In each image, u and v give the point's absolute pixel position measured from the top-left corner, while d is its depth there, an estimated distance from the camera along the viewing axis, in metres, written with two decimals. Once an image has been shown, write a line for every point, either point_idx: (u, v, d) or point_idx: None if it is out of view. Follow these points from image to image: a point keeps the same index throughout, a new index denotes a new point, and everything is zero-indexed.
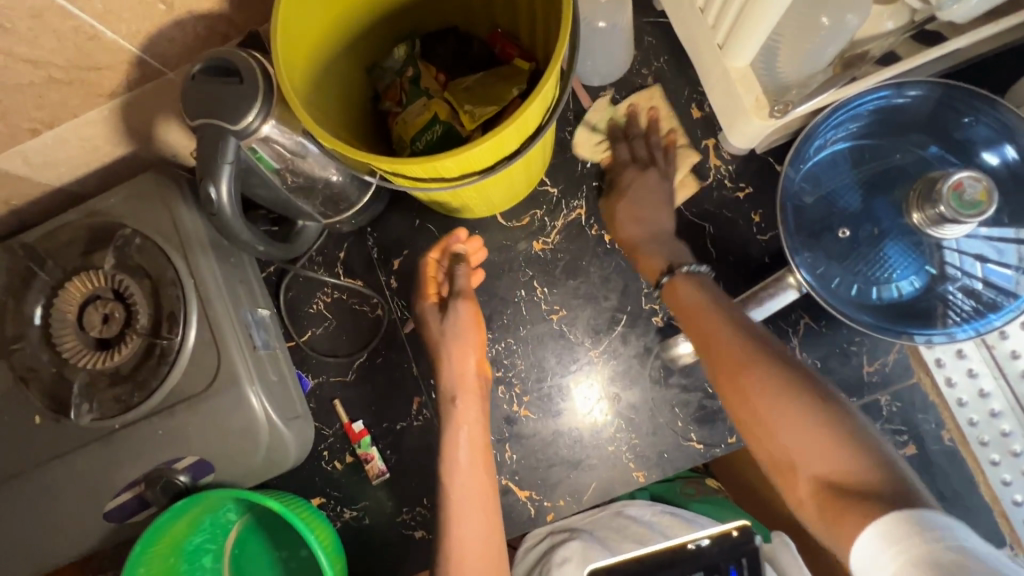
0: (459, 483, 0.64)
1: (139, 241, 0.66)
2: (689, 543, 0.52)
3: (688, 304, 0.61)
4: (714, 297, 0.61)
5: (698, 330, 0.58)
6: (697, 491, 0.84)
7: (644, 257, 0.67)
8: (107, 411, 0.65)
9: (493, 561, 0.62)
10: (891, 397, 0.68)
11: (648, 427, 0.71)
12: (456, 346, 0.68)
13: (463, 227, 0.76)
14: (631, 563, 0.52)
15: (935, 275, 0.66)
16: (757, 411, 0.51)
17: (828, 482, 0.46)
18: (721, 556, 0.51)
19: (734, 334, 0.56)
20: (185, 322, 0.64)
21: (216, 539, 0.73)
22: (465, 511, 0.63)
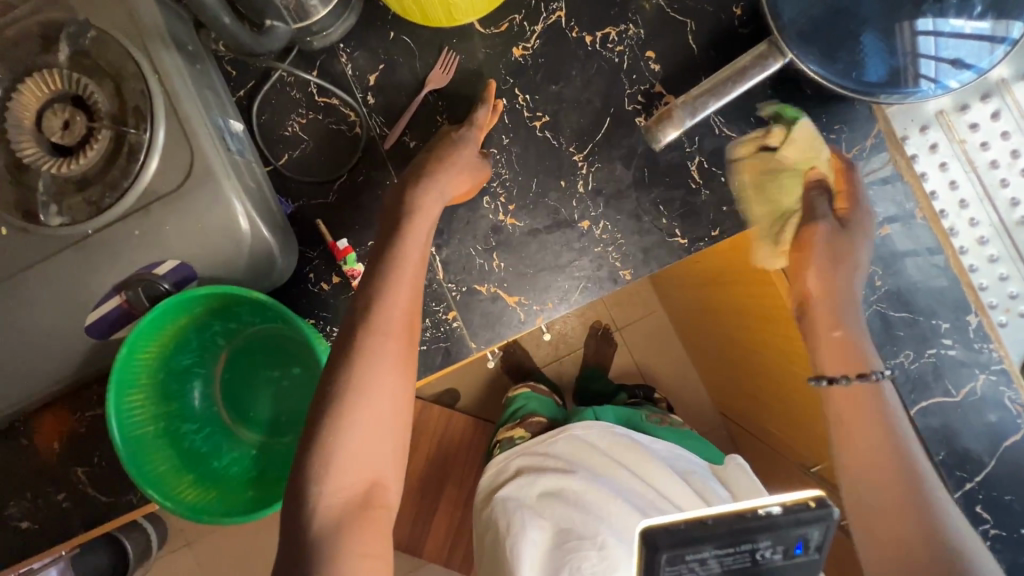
0: (390, 316, 0.59)
1: (93, 33, 0.62)
2: (759, 509, 0.45)
3: (847, 402, 0.61)
4: (884, 412, 0.59)
5: (852, 429, 0.59)
6: (661, 419, 1.00)
7: (841, 352, 0.64)
8: (78, 215, 0.62)
9: (411, 327, 0.60)
10: (868, 181, 0.70)
11: (633, 227, 0.71)
12: (438, 166, 0.66)
13: (439, 37, 0.73)
14: (698, 527, 0.44)
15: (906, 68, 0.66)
16: (894, 535, 0.52)
17: None
18: (795, 524, 0.44)
19: (885, 445, 0.57)
20: (152, 115, 0.61)
21: (205, 363, 0.73)
22: (384, 343, 0.58)
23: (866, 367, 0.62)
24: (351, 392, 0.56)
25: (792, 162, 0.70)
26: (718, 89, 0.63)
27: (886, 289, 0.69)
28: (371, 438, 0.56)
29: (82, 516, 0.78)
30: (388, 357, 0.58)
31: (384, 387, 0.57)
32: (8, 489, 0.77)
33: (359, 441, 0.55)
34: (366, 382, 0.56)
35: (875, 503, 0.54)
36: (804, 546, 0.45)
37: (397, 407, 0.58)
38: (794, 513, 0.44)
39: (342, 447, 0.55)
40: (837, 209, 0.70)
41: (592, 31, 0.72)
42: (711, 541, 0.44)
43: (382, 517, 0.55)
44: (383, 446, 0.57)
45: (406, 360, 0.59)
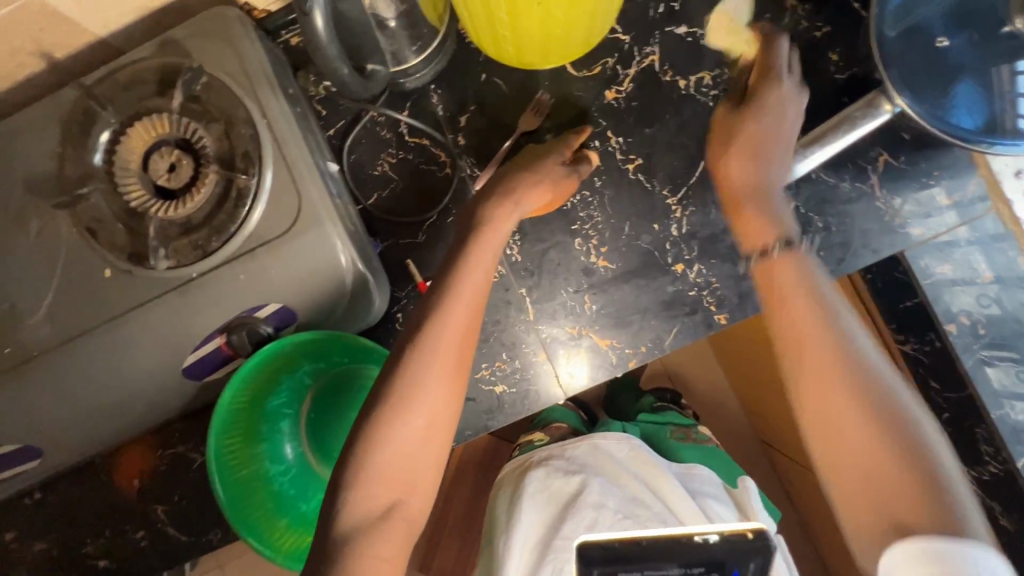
0: (453, 324, 0.55)
1: (204, 80, 0.62)
2: (697, 536, 0.52)
3: (782, 286, 0.53)
4: (838, 342, 0.49)
5: (810, 354, 0.49)
6: (687, 434, 0.91)
7: (778, 278, 0.54)
8: (184, 258, 0.63)
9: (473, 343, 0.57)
10: (970, 228, 0.69)
11: (728, 271, 0.71)
12: (517, 183, 0.63)
13: (532, 78, 0.74)
14: (629, 547, 0.52)
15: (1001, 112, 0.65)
16: (829, 413, 0.47)
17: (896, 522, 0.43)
18: (728, 553, 0.51)
19: (846, 405, 0.46)
20: (261, 159, 0.62)
21: (292, 404, 0.72)
22: (443, 355, 0.55)
23: (837, 330, 0.49)
24: (400, 403, 0.53)
25: (891, 208, 0.69)
26: (826, 137, 0.63)
27: (990, 338, 0.68)
28: (415, 451, 0.54)
29: (162, 555, 0.77)
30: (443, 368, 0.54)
31: (433, 399, 0.54)
32: (89, 526, 0.77)
33: (400, 452, 0.53)
34: (414, 394, 0.53)
35: (863, 444, 0.45)
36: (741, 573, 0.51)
37: (438, 420, 0.55)
38: (731, 542, 0.51)
39: (380, 458, 0.52)
40: (936, 255, 0.69)
41: (686, 75, 0.72)
42: (642, 563, 0.52)
43: (404, 534, 0.53)
44: (421, 459, 0.54)
45: (461, 374, 0.56)
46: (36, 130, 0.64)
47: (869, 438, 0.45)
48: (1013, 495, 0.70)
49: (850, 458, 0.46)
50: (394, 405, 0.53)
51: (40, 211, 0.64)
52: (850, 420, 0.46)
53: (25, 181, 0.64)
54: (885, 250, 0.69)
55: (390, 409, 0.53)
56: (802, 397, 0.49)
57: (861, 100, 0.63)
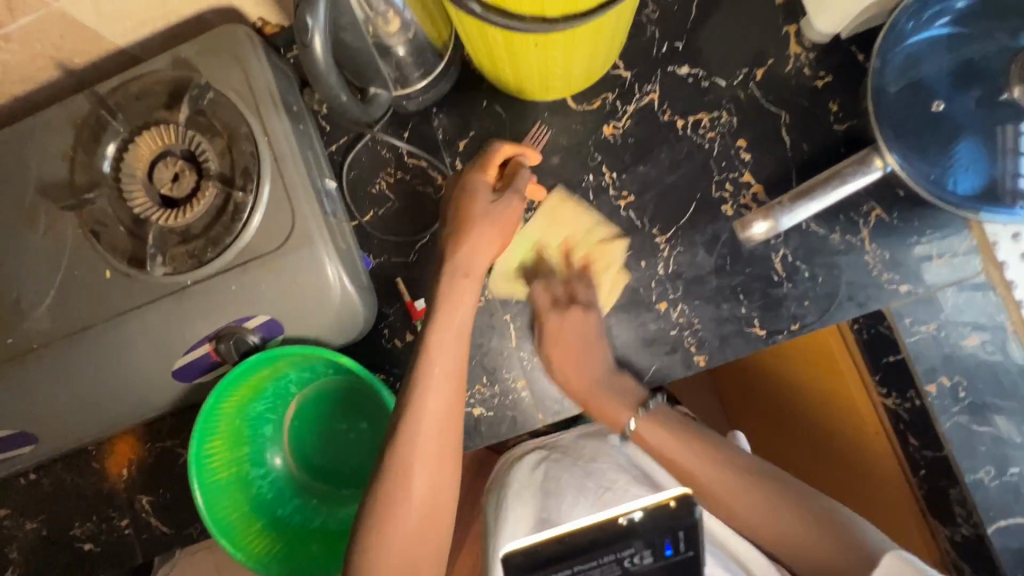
0: (427, 418, 0.60)
1: (211, 96, 0.64)
2: (621, 518, 0.48)
3: (666, 438, 0.68)
4: (675, 430, 0.68)
5: (704, 489, 0.64)
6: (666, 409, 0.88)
7: (608, 411, 0.71)
8: (180, 266, 0.65)
9: (451, 426, 0.61)
10: (957, 289, 0.68)
11: (711, 314, 0.71)
12: (469, 265, 0.64)
13: (533, 108, 0.75)
14: (553, 548, 0.47)
15: (999, 173, 0.65)
16: (724, 486, 0.63)
17: (782, 550, 0.60)
18: (654, 531, 0.48)
19: (742, 481, 0.63)
20: (260, 176, 0.64)
21: (277, 410, 0.75)
22: (424, 455, 0.60)
23: (702, 447, 0.67)
24: (387, 508, 0.58)
25: (880, 263, 0.69)
26: (815, 190, 0.63)
27: (969, 402, 0.68)
28: (415, 549, 0.59)
29: (143, 544, 0.80)
30: (423, 461, 0.59)
31: (424, 498, 0.60)
32: (78, 509, 0.80)
33: (399, 552, 0.58)
34: (402, 498, 0.59)
35: (771, 527, 0.60)
36: (673, 546, 0.48)
37: (432, 513, 0.60)
38: (652, 518, 0.47)
39: (380, 557, 0.58)
40: (923, 313, 0.69)
41: (684, 115, 0.72)
42: (571, 561, 0.47)
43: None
44: (421, 556, 0.59)
45: (448, 465, 0.61)
46: (51, 133, 0.67)
47: (772, 503, 0.61)
48: (982, 559, 0.69)
49: (762, 518, 0.61)
50: (383, 507, 0.58)
51: (48, 211, 0.67)
52: (739, 491, 0.63)
53: (37, 181, 0.67)
54: (871, 305, 0.69)
55: (380, 511, 0.59)
56: (727, 502, 0.63)
57: (852, 157, 0.63)
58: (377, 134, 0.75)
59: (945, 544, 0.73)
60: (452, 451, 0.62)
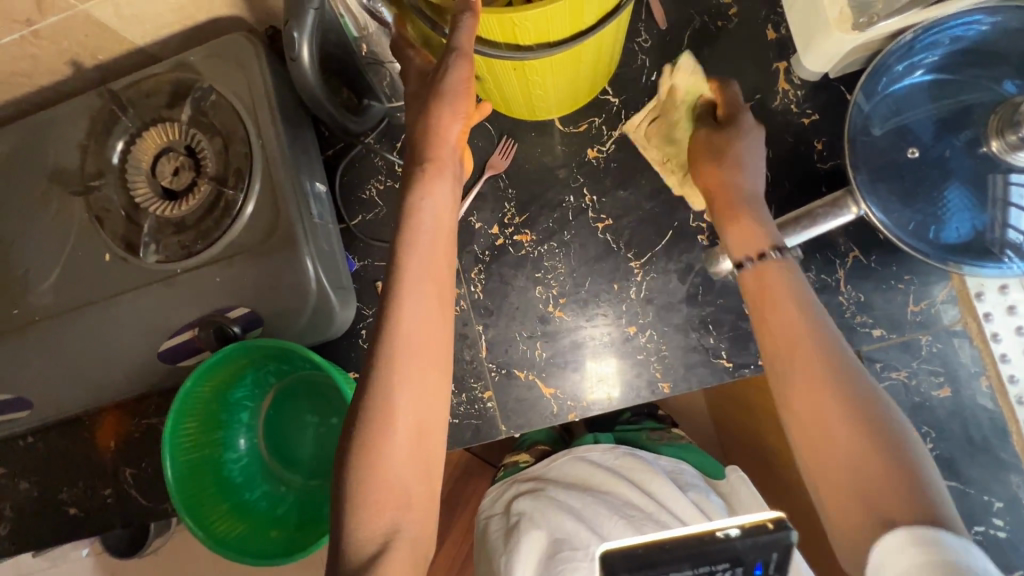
0: (405, 327, 0.51)
1: (214, 97, 0.69)
2: (718, 531, 0.40)
3: (774, 290, 0.55)
4: (795, 287, 0.54)
5: (781, 323, 0.52)
6: (663, 436, 0.90)
7: (743, 227, 0.60)
8: (172, 255, 0.69)
9: (433, 341, 0.52)
10: (932, 338, 0.67)
11: (679, 341, 0.71)
12: (434, 153, 0.54)
13: (520, 127, 0.76)
14: (654, 551, 0.40)
15: (987, 225, 0.63)
16: (820, 418, 0.47)
17: (881, 517, 0.42)
18: (751, 549, 0.39)
19: (841, 403, 0.46)
20: (251, 176, 0.68)
21: (254, 398, 0.78)
22: (409, 370, 0.50)
23: (772, 236, 0.58)
24: (372, 432, 0.48)
25: (853, 305, 0.68)
26: (785, 229, 0.64)
27: (937, 453, 0.66)
28: (410, 479, 0.49)
29: (122, 515, 0.84)
30: (407, 377, 0.50)
31: (410, 425, 0.49)
32: (66, 476, 0.85)
33: (394, 482, 0.48)
34: (387, 416, 0.49)
35: (850, 449, 0.45)
36: (764, 567, 0.40)
37: (424, 441, 0.50)
38: (751, 537, 0.39)
39: (371, 490, 0.47)
40: (894, 359, 0.68)
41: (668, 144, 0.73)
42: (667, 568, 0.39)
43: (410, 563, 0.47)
44: (414, 493, 0.49)
45: (436, 388, 0.51)
46: (67, 123, 0.72)
47: (861, 442, 0.45)
48: None
49: (847, 457, 0.45)
50: (375, 429, 0.48)
51: (61, 196, 0.72)
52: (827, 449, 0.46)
53: (52, 168, 0.73)
54: None
55: (369, 438, 0.48)
56: (790, 402, 0.49)
57: (733, 240, 0.60)
58: (369, 146, 0.78)
59: None
60: (438, 370, 0.52)
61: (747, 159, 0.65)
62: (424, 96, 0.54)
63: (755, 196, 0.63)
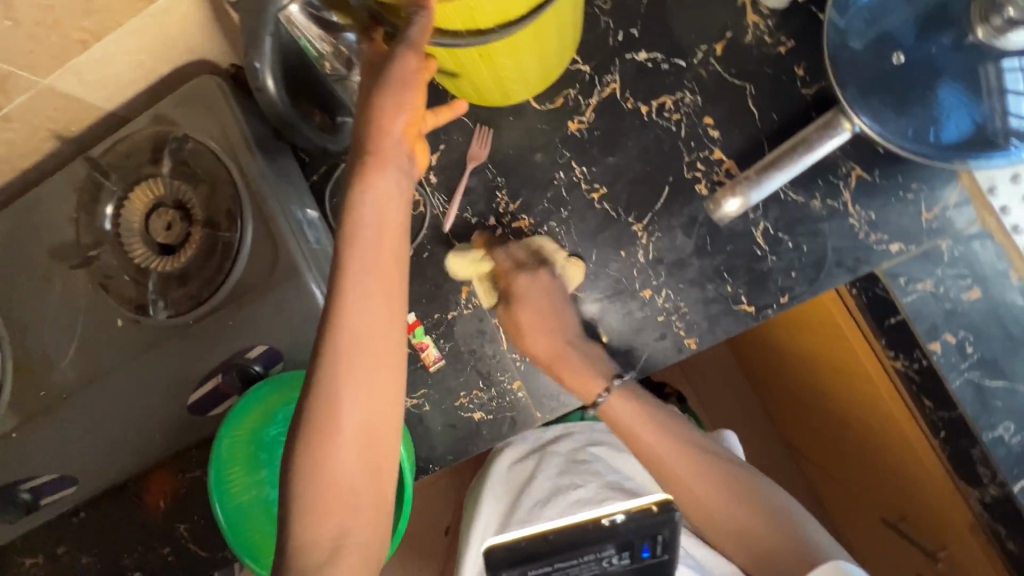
0: (349, 328, 0.45)
1: (191, 145, 0.69)
2: (605, 520, 0.56)
3: (630, 423, 0.72)
4: (637, 405, 0.73)
5: (645, 451, 0.72)
6: None
7: (569, 375, 0.71)
8: (181, 307, 0.70)
9: (384, 346, 0.46)
10: (952, 242, 0.65)
11: (697, 296, 0.70)
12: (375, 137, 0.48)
13: (497, 114, 0.75)
14: (540, 544, 0.55)
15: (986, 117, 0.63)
16: (716, 506, 0.69)
17: (761, 555, 0.66)
18: (638, 532, 0.55)
19: (693, 466, 0.70)
20: (242, 216, 0.68)
21: None
22: (354, 372, 0.45)
23: (608, 374, 0.71)
24: (321, 437, 0.45)
25: (866, 225, 0.67)
26: (783, 162, 0.62)
27: (978, 357, 0.65)
28: (361, 481, 0.46)
29: (187, 568, 0.86)
30: (354, 383, 0.45)
31: (356, 427, 0.45)
32: (125, 542, 0.86)
33: (343, 484, 0.45)
34: (331, 423, 0.45)
35: (714, 493, 0.69)
36: (650, 549, 0.56)
37: (373, 444, 0.46)
38: (636, 521, 0.56)
39: (313, 495, 0.45)
40: (918, 271, 0.66)
41: (648, 101, 0.72)
42: (552, 559, 0.55)
43: (361, 564, 0.45)
44: (362, 494, 0.46)
45: (384, 393, 0.46)
46: (54, 200, 0.73)
47: (720, 484, 0.69)
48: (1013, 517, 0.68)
49: (715, 508, 0.68)
50: (316, 435, 0.45)
51: (62, 272, 0.73)
52: (696, 488, 0.70)
53: (49, 246, 0.73)
54: (863, 268, 0.67)
55: (314, 442, 0.45)
56: (693, 492, 0.70)
57: (575, 390, 0.72)
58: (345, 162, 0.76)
59: (978, 507, 0.72)
60: (389, 370, 0.46)
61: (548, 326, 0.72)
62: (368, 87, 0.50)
63: (573, 342, 0.72)
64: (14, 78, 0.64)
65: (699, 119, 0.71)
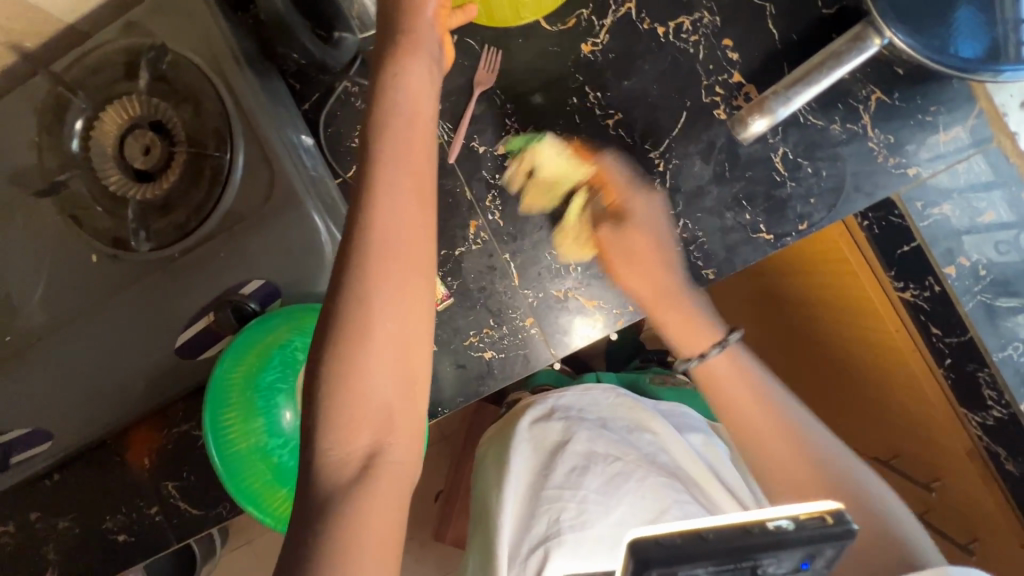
0: (381, 228, 0.42)
1: (170, 58, 0.62)
2: (766, 523, 0.33)
3: (725, 380, 0.60)
4: (747, 371, 0.60)
5: (739, 402, 0.59)
6: (666, 380, 0.97)
7: (693, 330, 0.62)
8: (165, 239, 0.63)
9: (416, 250, 0.43)
10: (968, 166, 0.66)
11: (715, 224, 0.69)
12: (410, 37, 0.48)
13: (505, 36, 0.71)
14: (694, 540, 0.33)
15: (1000, 39, 0.59)
16: (788, 462, 0.56)
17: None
18: (806, 544, 0.32)
19: (765, 417, 0.58)
20: (231, 137, 0.62)
21: (287, 380, 0.69)
22: (385, 276, 0.42)
23: (716, 332, 0.62)
24: (346, 346, 0.41)
25: (884, 149, 0.66)
26: (811, 77, 0.61)
27: (992, 278, 0.67)
28: (394, 396, 0.42)
29: (176, 528, 0.80)
30: (387, 287, 0.41)
31: (388, 335, 0.41)
32: (106, 503, 0.80)
33: (372, 400, 0.41)
34: (364, 329, 0.41)
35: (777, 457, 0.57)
36: (813, 562, 0.33)
37: (408, 358, 0.42)
38: (808, 531, 0.32)
39: (343, 406, 0.40)
40: (935, 196, 0.67)
41: (664, 22, 0.69)
42: (706, 562, 0.32)
43: (395, 486, 0.41)
44: (396, 411, 0.42)
45: (418, 301, 0.43)
46: (13, 121, 0.65)
47: (796, 454, 0.56)
48: (1019, 440, 0.69)
49: (780, 463, 0.57)
50: (347, 341, 0.41)
51: (25, 202, 0.65)
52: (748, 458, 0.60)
53: (6, 172, 0.65)
54: (880, 193, 0.66)
55: (344, 350, 0.41)
56: (765, 447, 0.58)
57: (674, 339, 0.63)
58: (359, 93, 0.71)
59: (977, 431, 0.74)
60: (421, 274, 0.43)
61: (647, 260, 0.65)
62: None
63: (667, 289, 0.64)
64: None
65: (718, 41, 0.68)
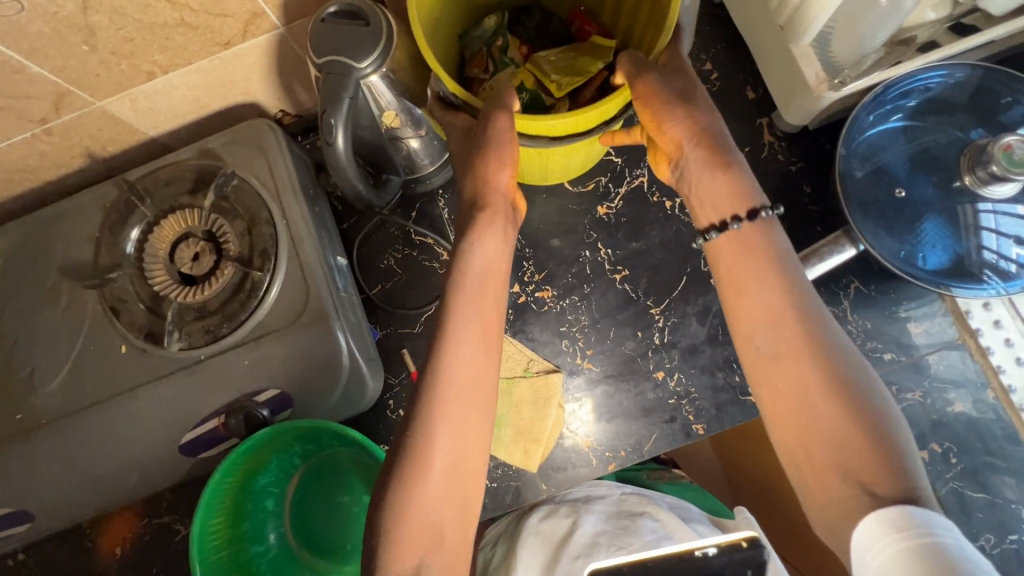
0: (451, 367, 0.50)
1: (235, 183, 0.70)
2: (698, 551, 0.52)
3: (732, 252, 0.53)
4: (776, 280, 0.50)
5: (743, 299, 0.50)
6: (662, 476, 0.88)
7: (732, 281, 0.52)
8: (196, 341, 0.68)
9: (480, 385, 0.51)
10: (937, 356, 0.72)
11: (706, 383, 0.74)
12: (489, 197, 0.57)
13: (531, 190, 0.80)
14: (638, 568, 0.51)
15: (963, 251, 0.69)
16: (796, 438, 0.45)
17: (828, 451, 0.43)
18: (728, 564, 0.51)
19: (780, 360, 0.47)
20: (276, 257, 0.68)
21: (279, 483, 0.73)
22: (448, 410, 0.49)
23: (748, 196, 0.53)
24: (412, 477, 0.47)
25: (861, 333, 0.73)
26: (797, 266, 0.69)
27: (961, 467, 0.70)
28: (446, 520, 0.47)
29: None
30: (449, 418, 0.49)
31: (446, 464, 0.48)
32: None
33: (429, 521, 0.47)
34: (424, 456, 0.48)
35: (775, 365, 0.47)
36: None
37: (461, 483, 0.49)
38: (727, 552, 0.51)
39: (404, 527, 0.46)
40: (908, 381, 0.72)
41: (672, 197, 0.78)
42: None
43: None
44: (448, 533, 0.47)
45: (475, 425, 0.50)
46: (81, 215, 0.72)
47: (844, 422, 0.43)
48: None
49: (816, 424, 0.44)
50: (411, 467, 0.48)
51: (71, 290, 0.70)
52: (754, 345, 0.49)
53: (62, 261, 0.71)
54: None
55: (410, 474, 0.47)
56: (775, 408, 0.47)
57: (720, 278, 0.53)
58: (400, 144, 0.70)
59: None
60: (482, 408, 0.51)
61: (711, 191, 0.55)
62: (469, 151, 0.56)
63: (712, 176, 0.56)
64: (71, 97, 0.65)
65: None
